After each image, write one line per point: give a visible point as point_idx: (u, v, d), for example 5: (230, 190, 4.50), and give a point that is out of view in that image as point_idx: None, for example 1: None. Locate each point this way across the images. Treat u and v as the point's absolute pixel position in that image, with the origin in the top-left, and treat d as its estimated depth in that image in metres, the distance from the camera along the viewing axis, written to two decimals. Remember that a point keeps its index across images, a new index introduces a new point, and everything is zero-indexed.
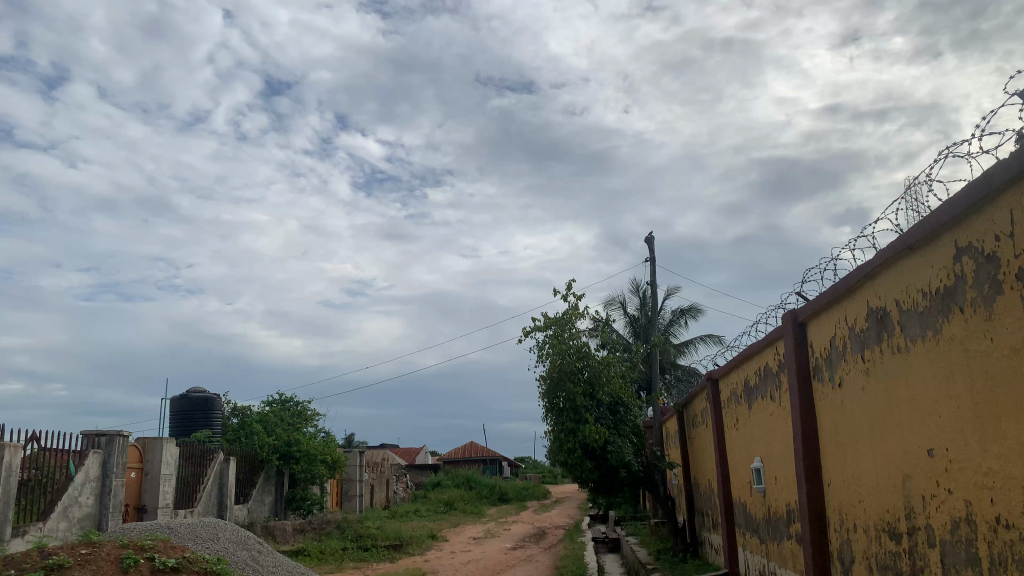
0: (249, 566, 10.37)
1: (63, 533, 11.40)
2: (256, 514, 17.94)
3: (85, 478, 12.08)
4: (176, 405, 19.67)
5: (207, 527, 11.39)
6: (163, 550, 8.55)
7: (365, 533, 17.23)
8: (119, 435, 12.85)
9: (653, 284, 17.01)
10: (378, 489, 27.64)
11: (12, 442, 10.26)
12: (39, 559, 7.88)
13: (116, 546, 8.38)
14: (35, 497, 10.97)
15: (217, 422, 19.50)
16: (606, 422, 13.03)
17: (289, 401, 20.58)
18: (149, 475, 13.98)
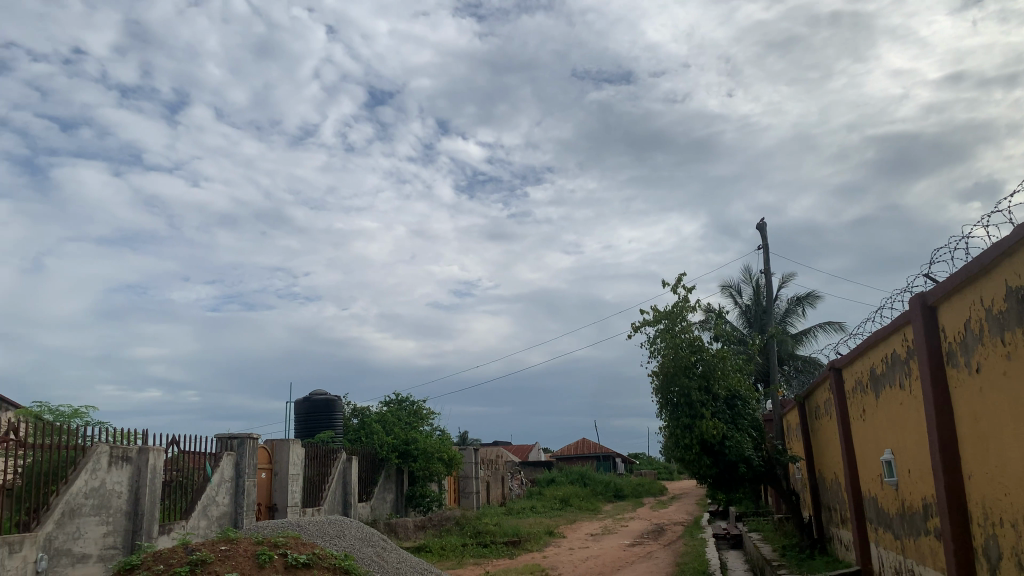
0: (374, 562, 10.71)
1: (204, 530, 12.13)
2: (379, 512, 18.52)
3: (221, 478, 12.78)
4: (300, 407, 20.56)
5: (334, 524, 11.84)
6: (294, 546, 8.94)
7: (484, 529, 17.49)
8: (250, 437, 13.48)
9: (767, 273, 16.47)
10: (493, 486, 28.02)
11: (155, 446, 10.97)
12: (185, 555, 8.40)
13: (252, 542, 8.83)
14: (177, 497, 11.70)
15: (339, 422, 20.24)
16: (723, 416, 12.72)
17: (405, 401, 21.14)
18: (279, 475, 14.67)
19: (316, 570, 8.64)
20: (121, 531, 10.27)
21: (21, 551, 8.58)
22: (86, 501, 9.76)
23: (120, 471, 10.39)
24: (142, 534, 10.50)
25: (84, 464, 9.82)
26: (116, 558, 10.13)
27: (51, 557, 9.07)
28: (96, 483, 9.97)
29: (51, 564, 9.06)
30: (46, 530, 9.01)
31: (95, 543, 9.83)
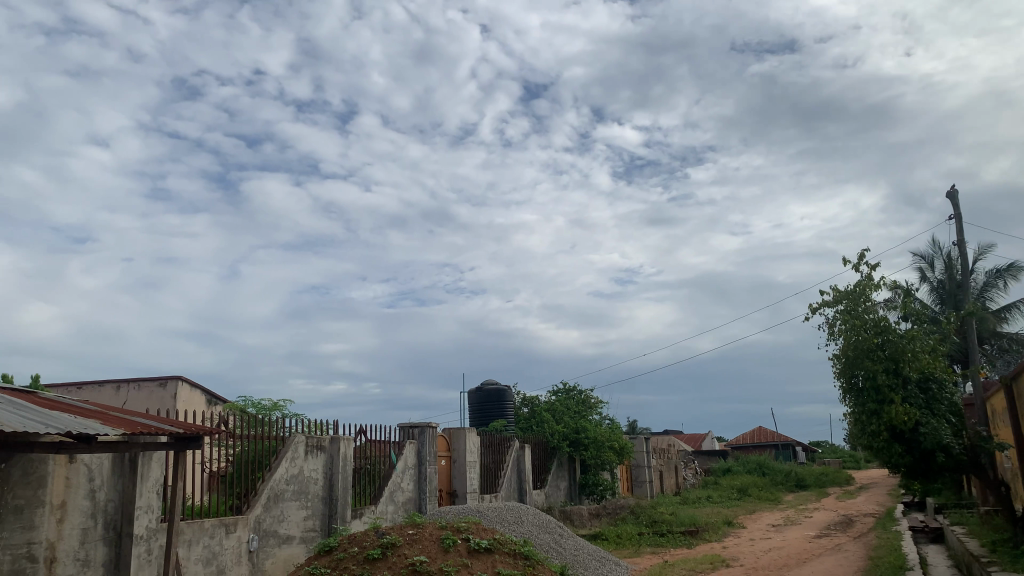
0: (553, 549, 10.88)
1: (391, 515, 12.83)
2: (553, 499, 18.83)
3: (405, 465, 13.45)
4: (473, 397, 21.25)
5: (512, 511, 12.13)
6: (476, 532, 9.25)
7: (660, 518, 17.29)
8: (429, 427, 14.08)
9: (961, 244, 15.10)
10: (667, 475, 27.66)
11: (345, 435, 11.73)
12: (376, 537, 8.94)
13: (436, 527, 9.23)
14: (366, 484, 12.45)
15: (510, 411, 20.71)
16: (917, 402, 11.84)
17: (574, 390, 21.27)
18: (457, 463, 15.22)
19: (498, 555, 8.88)
20: (318, 515, 11.07)
21: (235, 531, 9.46)
22: (288, 487, 10.60)
23: (315, 459, 11.20)
24: (337, 517, 11.27)
25: (284, 453, 10.66)
26: (316, 539, 10.94)
27: (260, 538, 9.93)
28: (296, 470, 10.80)
29: (261, 544, 9.92)
30: (255, 513, 9.86)
31: (297, 525, 10.65)
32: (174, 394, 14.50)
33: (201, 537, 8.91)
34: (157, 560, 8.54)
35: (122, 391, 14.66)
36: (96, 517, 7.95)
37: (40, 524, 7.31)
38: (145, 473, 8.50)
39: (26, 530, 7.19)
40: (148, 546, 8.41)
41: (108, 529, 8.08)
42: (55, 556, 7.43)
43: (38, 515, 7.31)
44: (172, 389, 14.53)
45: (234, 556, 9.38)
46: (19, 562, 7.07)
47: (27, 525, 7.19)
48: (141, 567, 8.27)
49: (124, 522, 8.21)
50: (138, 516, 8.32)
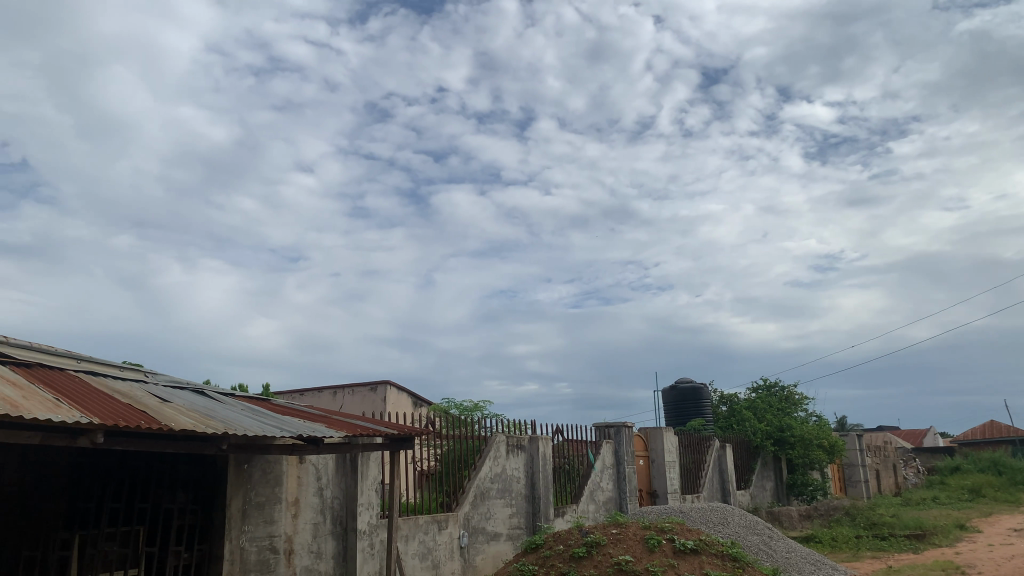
0: (762, 551, 10.46)
1: (593, 514, 12.92)
2: (759, 500, 18.13)
3: (604, 465, 13.48)
4: (668, 395, 20.90)
5: (716, 512, 11.80)
6: (681, 532, 9.08)
7: (880, 520, 16.09)
8: (626, 426, 14.00)
9: None
10: (884, 474, 25.73)
11: (543, 435, 11.95)
12: (581, 536, 9.01)
13: (639, 527, 9.17)
14: (566, 483, 12.61)
15: (708, 410, 20.15)
16: None
17: (775, 386, 20.35)
18: (656, 462, 15.05)
19: (705, 556, 8.64)
20: (523, 513, 11.36)
21: (447, 528, 9.92)
22: (493, 485, 10.96)
23: (516, 458, 11.50)
24: (541, 516, 11.50)
25: (488, 452, 11.03)
26: (522, 537, 11.23)
27: (470, 535, 10.35)
28: (499, 469, 11.15)
29: (471, 540, 10.34)
30: (464, 510, 10.29)
31: (504, 522, 10.99)
32: (384, 397, 15.45)
33: (417, 533, 9.43)
34: (379, 554, 9.15)
35: (339, 396, 15.84)
36: (325, 513, 8.64)
37: (278, 518, 8.05)
38: (364, 472, 9.12)
39: (267, 524, 7.95)
40: (370, 540, 9.03)
41: (335, 524, 8.75)
42: (293, 548, 8.17)
43: (277, 510, 8.06)
44: (381, 393, 15.49)
45: (447, 551, 9.84)
46: (263, 553, 7.84)
47: (268, 520, 7.95)
48: (365, 559, 8.88)
49: (349, 518, 8.86)
50: (360, 512, 8.94)
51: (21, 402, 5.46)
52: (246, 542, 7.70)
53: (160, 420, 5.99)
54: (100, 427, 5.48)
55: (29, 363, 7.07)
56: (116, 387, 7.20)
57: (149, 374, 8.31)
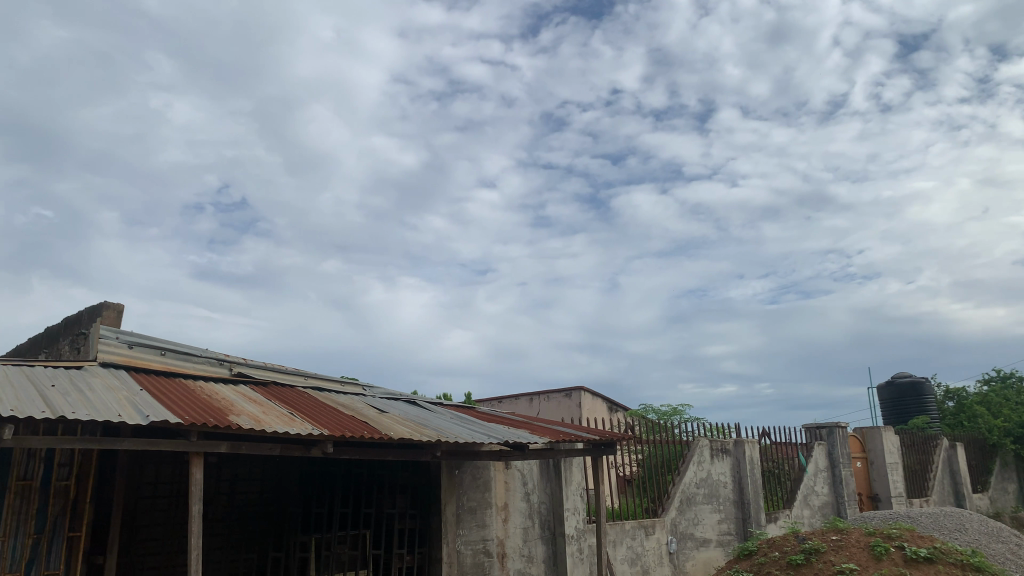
0: (1010, 561, 9.40)
1: (809, 519, 12.25)
2: (1000, 504, 16.40)
3: (816, 468, 12.74)
4: (885, 391, 19.41)
5: (950, 517, 10.77)
6: (912, 540, 8.35)
7: None
8: (839, 426, 13.18)
9: None
10: None
11: (748, 438, 11.50)
12: (798, 543, 8.56)
13: (864, 533, 8.56)
14: (776, 486, 12.05)
15: (932, 406, 18.50)
16: None
17: (1011, 377, 18.32)
18: (876, 464, 14.02)
19: (942, 565, 7.88)
20: (733, 518, 10.99)
21: (654, 533, 9.80)
22: (699, 490, 10.68)
23: (722, 462, 11.14)
24: (752, 521, 11.05)
25: (691, 456, 10.75)
26: (733, 543, 10.87)
27: (679, 540, 10.15)
28: (704, 474, 10.84)
29: (680, 546, 10.14)
30: (671, 515, 10.12)
31: (713, 528, 10.69)
32: (579, 403, 15.54)
33: (624, 538, 9.39)
34: (589, 558, 9.21)
35: (536, 402, 16.16)
36: (533, 518, 8.82)
37: (490, 522, 8.32)
38: (569, 477, 9.22)
39: (480, 527, 8.24)
40: (579, 545, 9.10)
41: (544, 529, 8.92)
42: (505, 552, 8.41)
43: (488, 515, 8.33)
44: (577, 398, 15.60)
45: (656, 557, 9.72)
46: (478, 556, 8.14)
47: (480, 524, 8.24)
48: (575, 564, 8.97)
49: (557, 522, 8.99)
50: (568, 517, 9.04)
51: (261, 417, 6.05)
52: (462, 546, 8.03)
53: (380, 430, 6.40)
54: (329, 438, 5.93)
55: (264, 382, 7.82)
56: (339, 400, 7.80)
57: (366, 388, 8.93)
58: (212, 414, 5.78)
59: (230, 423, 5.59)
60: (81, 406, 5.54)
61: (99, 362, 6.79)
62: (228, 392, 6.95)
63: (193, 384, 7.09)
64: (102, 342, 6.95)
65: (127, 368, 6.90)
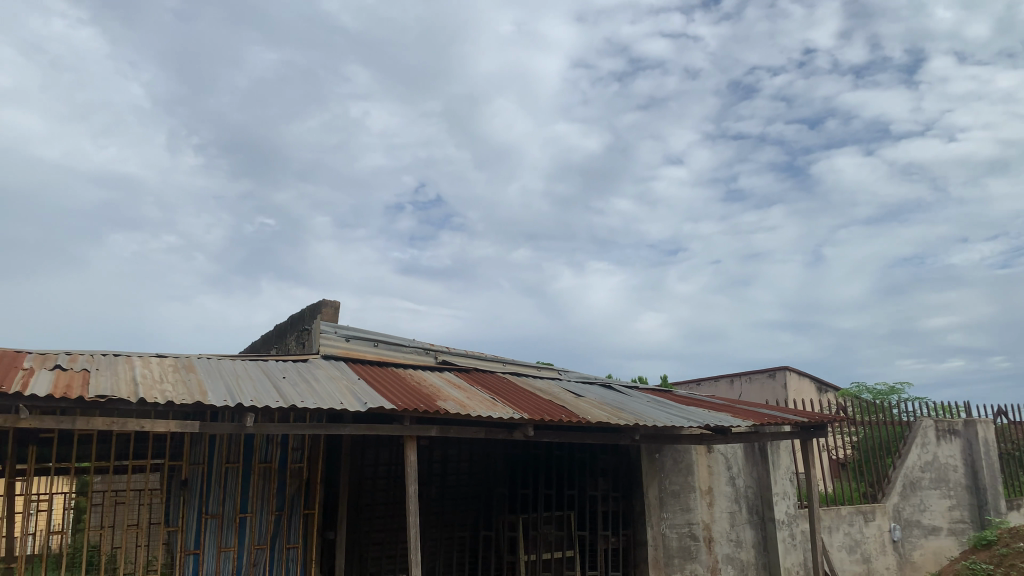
0: None
1: None
2: None
3: None
4: None
5: None
6: None
7: None
8: None
9: None
10: None
11: (981, 417, 10.42)
12: None
13: None
14: (1018, 471, 10.84)
15: None
16: None
17: None
18: None
19: None
20: (966, 506, 10.03)
21: (875, 519, 9.17)
22: (924, 474, 9.85)
23: (950, 444, 10.20)
24: (990, 509, 9.98)
25: (913, 438, 9.92)
26: (968, 532, 9.91)
27: (903, 528, 9.44)
28: (930, 457, 9.97)
29: (905, 534, 9.43)
30: (892, 501, 9.41)
31: (943, 516, 9.83)
32: (784, 383, 14.84)
33: (841, 524, 8.88)
34: (802, 545, 8.80)
35: (737, 384, 15.64)
36: (740, 502, 8.57)
37: (695, 506, 8.19)
38: (777, 461, 8.84)
39: (684, 511, 8.13)
40: (791, 531, 8.72)
41: (752, 513, 8.63)
42: (712, 536, 8.24)
43: (692, 499, 8.20)
44: (781, 378, 14.91)
45: (878, 545, 9.11)
46: (684, 540, 8.03)
47: (685, 507, 8.13)
48: (788, 550, 8.61)
49: (765, 507, 8.67)
50: (777, 502, 8.69)
51: (467, 402, 6.35)
52: (667, 529, 7.97)
53: (579, 414, 6.49)
54: (530, 421, 6.09)
55: (467, 368, 8.19)
56: (538, 385, 8.00)
57: (562, 372, 9.10)
58: (422, 400, 6.14)
59: (439, 408, 5.91)
60: (308, 395, 6.09)
61: (322, 354, 7.43)
62: (436, 379, 7.35)
63: (404, 372, 7.56)
64: (323, 337, 7.61)
65: (346, 359, 7.50)
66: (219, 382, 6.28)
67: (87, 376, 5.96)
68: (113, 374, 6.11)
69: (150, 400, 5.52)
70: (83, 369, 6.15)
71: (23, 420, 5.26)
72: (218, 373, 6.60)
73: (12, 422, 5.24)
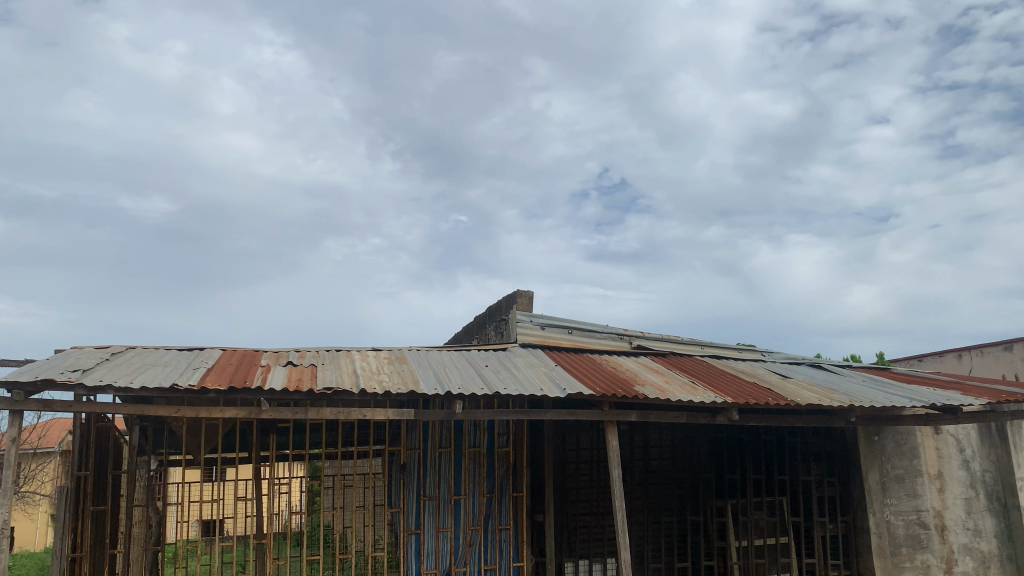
0: None
1: None
2: None
3: None
4: None
5: None
6: None
7: None
8: None
9: None
10: None
11: None
12: None
13: None
14: None
15: None
16: None
17: None
18: None
19: None
20: None
21: None
22: None
23: None
24: None
25: None
26: None
27: None
28: None
29: None
30: None
31: None
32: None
33: None
34: None
35: (966, 359, 14.25)
36: (977, 488, 7.81)
37: (923, 492, 7.56)
38: (1018, 443, 8.01)
39: (911, 497, 7.54)
40: None
41: (992, 500, 7.85)
42: (945, 524, 7.57)
43: (919, 484, 7.58)
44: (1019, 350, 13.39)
45: None
46: (912, 528, 7.44)
47: (911, 493, 7.54)
48: None
49: (1008, 493, 7.87)
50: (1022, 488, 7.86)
51: (666, 386, 6.28)
52: (892, 516, 7.40)
53: (785, 396, 6.20)
54: (733, 405, 5.92)
55: (664, 352, 8.09)
56: (739, 367, 7.75)
57: (765, 353, 8.75)
58: (621, 385, 6.16)
59: (638, 393, 5.90)
60: (511, 382, 6.29)
61: (520, 343, 7.65)
62: (633, 364, 7.34)
63: (600, 358, 7.62)
64: (520, 326, 7.85)
65: (543, 347, 7.68)
66: (428, 372, 6.64)
67: (314, 370, 6.53)
68: (336, 368, 6.65)
69: (369, 391, 5.94)
70: (311, 364, 6.76)
71: (265, 411, 5.85)
72: (426, 363, 6.98)
73: (256, 413, 5.84)
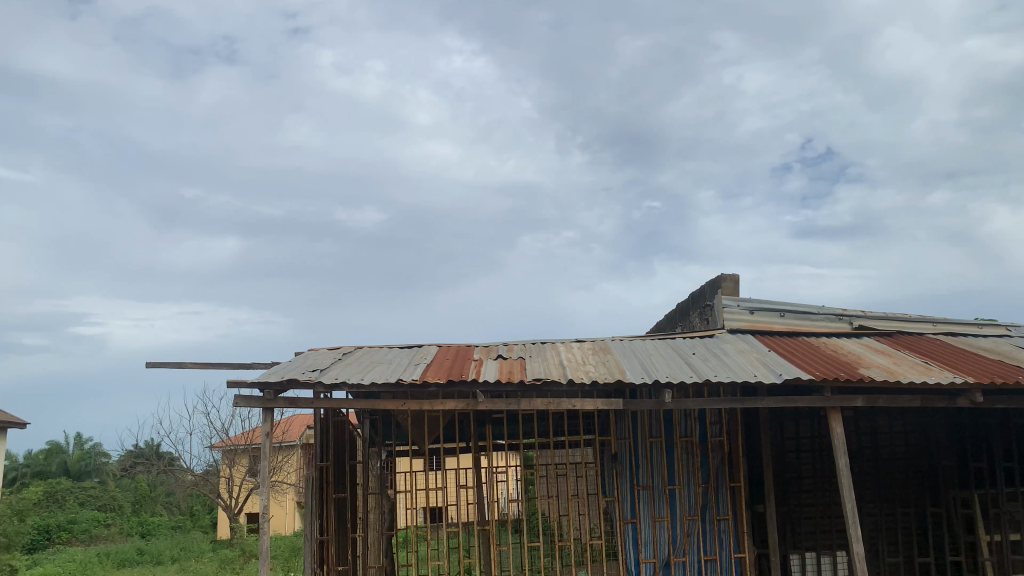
0: None
1: None
2: None
3: None
4: None
5: None
6: None
7: None
8: None
9: None
10: None
11: None
12: None
13: None
14: None
15: None
16: None
17: None
18: None
19: None
20: None
21: None
22: None
23: None
24: None
25: None
26: None
27: None
28: None
29: None
30: None
31: None
32: None
33: None
34: None
35: None
36: None
37: None
38: None
39: None
40: None
41: None
42: None
43: None
44: None
45: None
46: None
47: None
48: None
49: None
50: None
51: (894, 368, 5.81)
52: None
53: None
54: (976, 386, 5.36)
55: (889, 332, 7.49)
56: (981, 345, 7.00)
57: (1011, 328, 7.84)
58: (843, 369, 5.78)
59: (862, 376, 5.51)
60: (722, 369, 6.11)
61: (728, 329, 7.42)
62: (855, 346, 6.86)
63: (816, 341, 7.19)
64: (727, 311, 7.61)
65: (753, 332, 7.39)
66: (635, 361, 6.61)
67: (523, 363, 6.71)
68: (544, 360, 6.79)
69: (578, 381, 6.02)
70: (520, 357, 6.95)
71: (481, 403, 6.09)
72: (633, 353, 6.95)
73: (473, 405, 6.10)
